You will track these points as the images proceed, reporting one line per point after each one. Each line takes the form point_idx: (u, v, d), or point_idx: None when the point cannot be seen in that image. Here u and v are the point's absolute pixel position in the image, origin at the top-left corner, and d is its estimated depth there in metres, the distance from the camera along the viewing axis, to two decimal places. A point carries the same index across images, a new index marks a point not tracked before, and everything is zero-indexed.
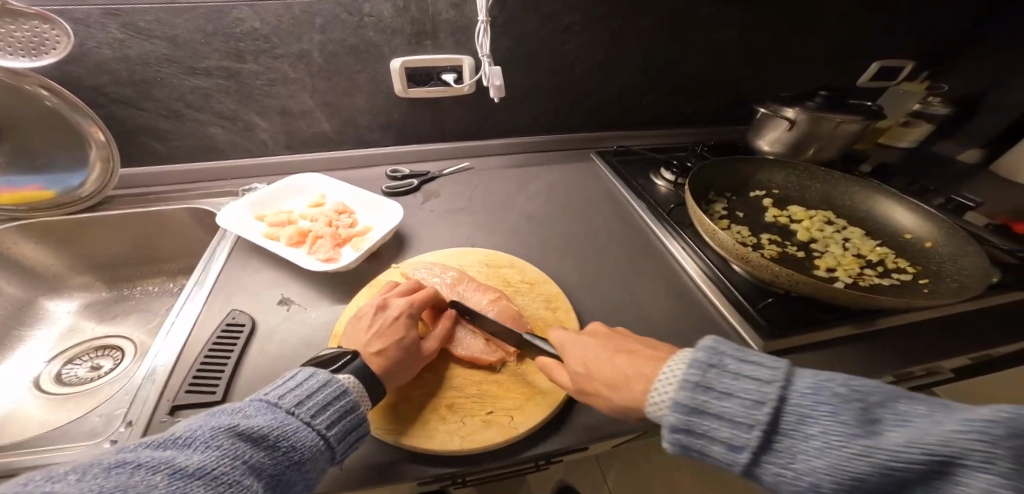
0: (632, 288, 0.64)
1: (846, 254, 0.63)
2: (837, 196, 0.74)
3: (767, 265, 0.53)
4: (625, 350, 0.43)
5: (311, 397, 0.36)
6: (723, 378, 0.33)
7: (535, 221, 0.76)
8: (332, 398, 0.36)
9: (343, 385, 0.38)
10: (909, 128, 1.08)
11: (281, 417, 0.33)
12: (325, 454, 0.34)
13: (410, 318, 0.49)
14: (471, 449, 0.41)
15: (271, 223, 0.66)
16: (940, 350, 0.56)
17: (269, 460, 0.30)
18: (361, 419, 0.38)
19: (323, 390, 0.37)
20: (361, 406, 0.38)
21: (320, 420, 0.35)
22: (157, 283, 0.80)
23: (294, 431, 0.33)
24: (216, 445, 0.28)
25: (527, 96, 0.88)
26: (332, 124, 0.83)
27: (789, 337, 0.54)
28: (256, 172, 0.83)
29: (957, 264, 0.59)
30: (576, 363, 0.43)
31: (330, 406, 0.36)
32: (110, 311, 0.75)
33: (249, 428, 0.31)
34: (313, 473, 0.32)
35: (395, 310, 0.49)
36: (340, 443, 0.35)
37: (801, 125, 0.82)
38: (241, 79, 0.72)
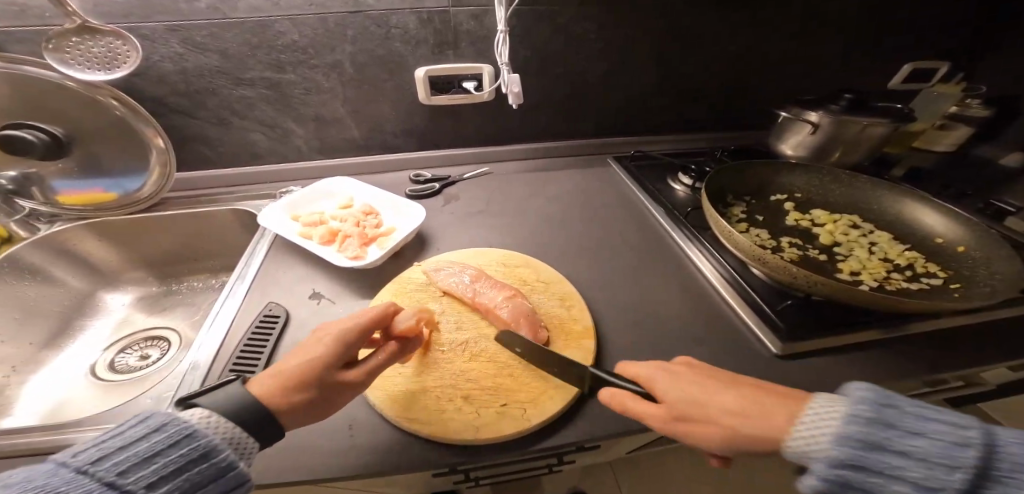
0: (647, 289, 0.64)
1: (872, 258, 0.61)
2: (863, 200, 0.72)
3: (785, 266, 0.53)
4: (711, 375, 0.39)
5: (126, 450, 0.27)
6: (898, 453, 0.29)
7: (552, 224, 0.78)
8: (162, 446, 0.28)
9: (184, 426, 0.29)
10: (947, 132, 1.01)
11: (61, 480, 0.24)
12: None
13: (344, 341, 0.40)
14: (485, 440, 0.43)
15: (305, 224, 0.71)
16: (974, 357, 0.53)
17: None
18: (215, 471, 0.28)
19: (152, 437, 0.28)
20: (215, 453, 0.29)
21: (134, 479, 0.26)
22: (199, 280, 0.86)
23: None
24: None
25: (545, 103, 0.91)
26: (361, 131, 0.88)
27: (808, 340, 0.53)
28: (290, 176, 0.89)
29: (990, 269, 0.57)
30: (670, 397, 0.38)
31: (156, 459, 0.27)
32: (157, 305, 0.81)
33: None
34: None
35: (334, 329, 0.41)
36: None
37: (824, 129, 0.81)
38: (280, 89, 0.78)
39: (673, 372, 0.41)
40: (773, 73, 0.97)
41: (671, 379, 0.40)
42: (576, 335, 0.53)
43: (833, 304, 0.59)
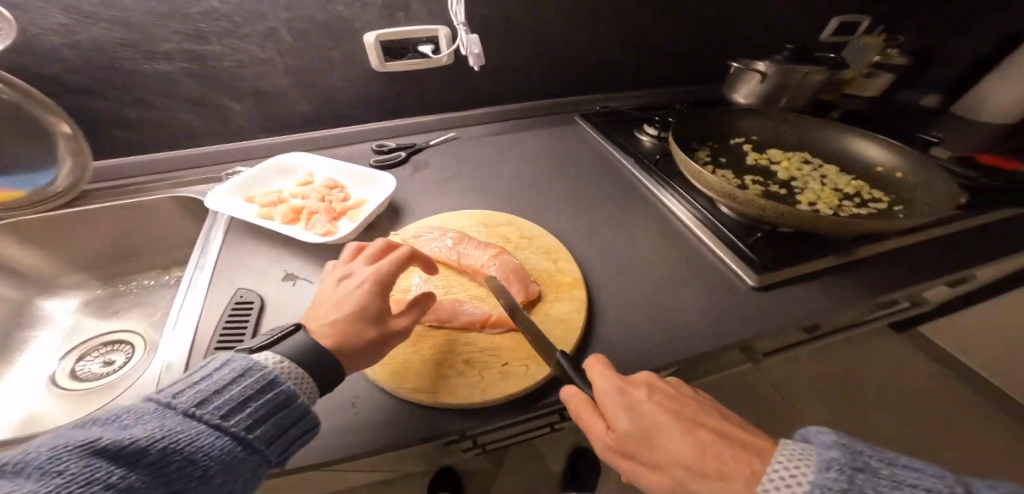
0: (626, 238, 0.66)
1: (827, 189, 0.66)
2: (812, 138, 0.77)
3: (753, 200, 0.56)
4: (641, 406, 0.36)
5: (222, 393, 0.29)
6: None
7: (529, 184, 0.77)
8: (253, 392, 0.30)
9: (267, 370, 0.32)
10: (873, 79, 1.10)
11: (175, 421, 0.26)
12: (245, 458, 0.28)
13: (376, 285, 0.43)
14: (491, 401, 0.43)
15: (262, 204, 0.66)
16: (916, 272, 0.60)
17: (147, 478, 0.23)
18: (297, 413, 0.32)
19: (241, 383, 0.30)
20: (296, 397, 0.32)
21: (235, 420, 0.28)
22: (151, 276, 0.78)
23: (195, 439, 0.26)
24: (58, 474, 0.20)
25: (508, 65, 0.88)
26: (309, 104, 0.81)
27: (782, 269, 0.57)
28: (235, 156, 0.81)
29: (924, 192, 0.64)
30: (619, 427, 0.35)
31: (252, 401, 0.30)
32: (105, 309, 0.72)
33: (118, 441, 0.23)
34: (227, 487, 0.26)
35: (355, 281, 0.44)
36: (268, 445, 0.29)
37: (772, 78, 0.85)
38: (207, 63, 0.70)
39: (614, 402, 0.36)
40: (726, 26, 0.99)
41: (625, 414, 0.35)
42: (566, 286, 0.53)
43: (799, 234, 0.63)
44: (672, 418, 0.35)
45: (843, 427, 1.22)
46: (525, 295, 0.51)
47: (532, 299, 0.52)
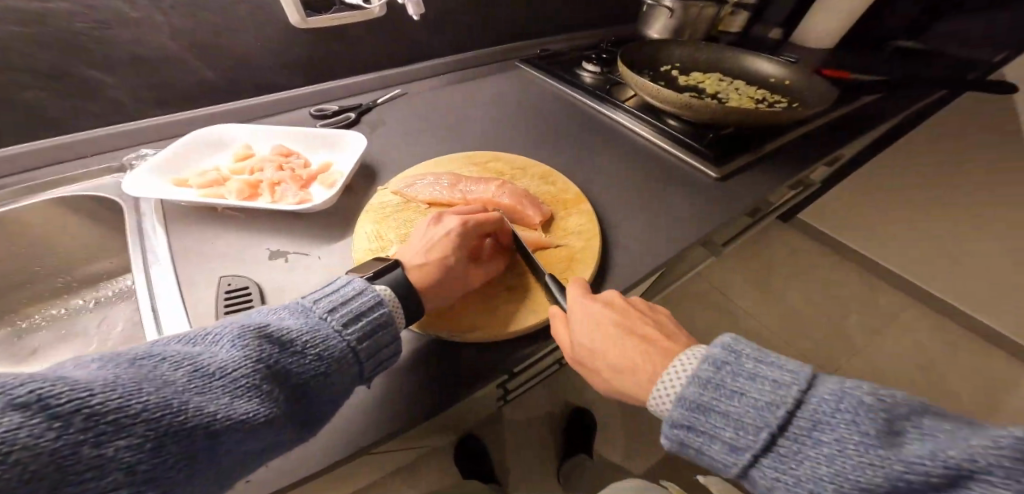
0: (600, 162, 0.71)
1: (743, 97, 0.79)
2: (721, 61, 0.90)
3: (704, 103, 0.68)
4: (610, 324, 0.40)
5: (345, 306, 0.35)
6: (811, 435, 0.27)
7: (495, 128, 0.78)
8: (366, 309, 0.36)
9: (379, 296, 0.37)
10: (735, 17, 1.28)
11: (312, 323, 0.33)
12: (353, 367, 0.33)
13: (461, 238, 0.46)
14: (546, 316, 0.45)
15: (201, 185, 0.55)
16: (816, 153, 0.76)
17: (293, 365, 0.30)
18: (394, 335, 0.37)
19: (359, 300, 0.36)
20: (395, 321, 0.37)
21: (350, 331, 0.34)
22: (59, 304, 0.63)
23: (322, 340, 0.32)
24: (240, 345, 0.28)
25: (441, 13, 0.84)
26: (216, 72, 0.68)
27: (731, 162, 0.69)
28: (130, 140, 0.65)
29: (811, 91, 0.81)
30: (579, 340, 0.40)
31: (364, 317, 0.35)
32: (11, 353, 0.58)
33: (276, 331, 0.31)
34: (336, 386, 0.32)
35: (447, 228, 0.47)
36: (368, 359, 0.34)
37: (678, 13, 0.98)
38: (47, 23, 0.53)
39: (584, 319, 0.40)
40: None
41: (597, 334, 0.39)
42: (571, 202, 0.57)
43: (736, 134, 0.75)
44: (633, 337, 0.39)
45: (758, 302, 1.55)
46: (542, 214, 0.53)
47: (546, 219, 0.54)
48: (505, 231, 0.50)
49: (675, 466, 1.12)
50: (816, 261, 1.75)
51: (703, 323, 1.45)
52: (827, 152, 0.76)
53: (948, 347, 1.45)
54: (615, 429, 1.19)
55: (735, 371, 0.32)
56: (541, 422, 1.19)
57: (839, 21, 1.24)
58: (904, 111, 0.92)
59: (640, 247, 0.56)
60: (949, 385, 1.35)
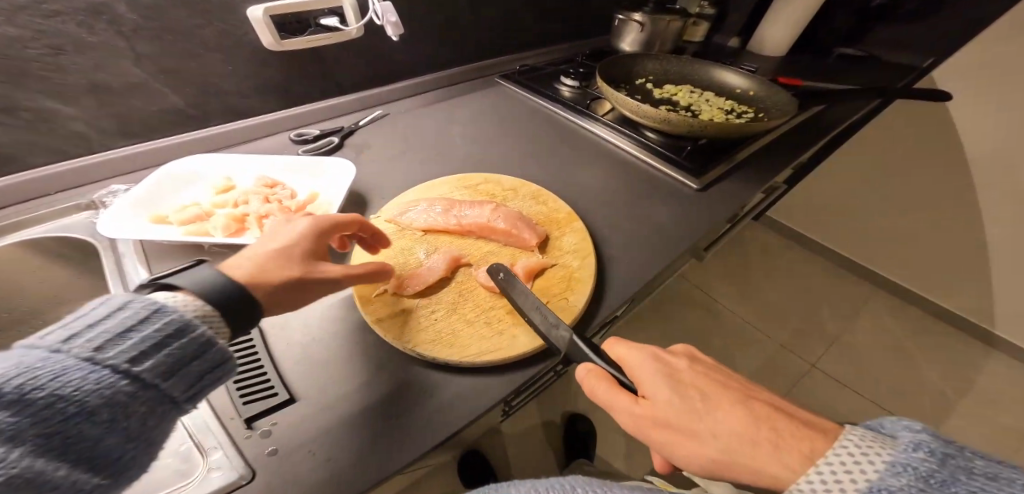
0: (585, 175, 0.74)
1: (714, 108, 0.84)
2: (691, 72, 0.95)
3: (681, 119, 0.71)
4: (696, 388, 0.36)
5: (96, 325, 0.24)
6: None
7: (482, 146, 0.79)
8: (185, 283, 0.29)
9: (198, 269, 0.31)
10: (698, 26, 1.33)
11: (29, 361, 0.21)
12: (140, 395, 0.24)
13: (313, 232, 0.40)
14: None
15: (183, 222, 0.52)
16: (783, 158, 0.82)
17: (111, 353, 0.24)
18: (199, 342, 0.27)
19: (118, 313, 0.25)
20: (229, 278, 0.31)
21: (112, 354, 0.23)
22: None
23: (141, 321, 0.26)
24: (4, 360, 0.21)
25: (419, 33, 0.85)
26: (188, 98, 0.65)
27: (709, 173, 0.73)
28: (97, 174, 0.61)
29: (774, 101, 0.86)
30: (660, 396, 0.35)
31: (135, 331, 0.25)
32: None
33: (65, 332, 0.24)
34: (192, 349, 0.27)
35: (293, 227, 0.41)
36: (166, 380, 0.25)
37: (647, 27, 1.02)
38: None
39: (649, 367, 0.38)
40: None
41: (667, 386, 0.36)
42: (564, 221, 0.59)
43: (711, 145, 0.79)
44: (717, 391, 0.35)
45: (733, 295, 1.64)
46: (537, 236, 0.54)
47: (542, 240, 0.56)
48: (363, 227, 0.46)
49: None
50: (782, 253, 1.86)
51: (684, 320, 1.52)
52: (792, 157, 0.82)
53: (902, 325, 1.60)
54: (613, 427, 1.24)
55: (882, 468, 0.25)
56: (539, 428, 1.22)
57: (791, 32, 1.33)
58: (852, 114, 1.01)
59: (632, 259, 0.58)
60: (909, 361, 1.47)
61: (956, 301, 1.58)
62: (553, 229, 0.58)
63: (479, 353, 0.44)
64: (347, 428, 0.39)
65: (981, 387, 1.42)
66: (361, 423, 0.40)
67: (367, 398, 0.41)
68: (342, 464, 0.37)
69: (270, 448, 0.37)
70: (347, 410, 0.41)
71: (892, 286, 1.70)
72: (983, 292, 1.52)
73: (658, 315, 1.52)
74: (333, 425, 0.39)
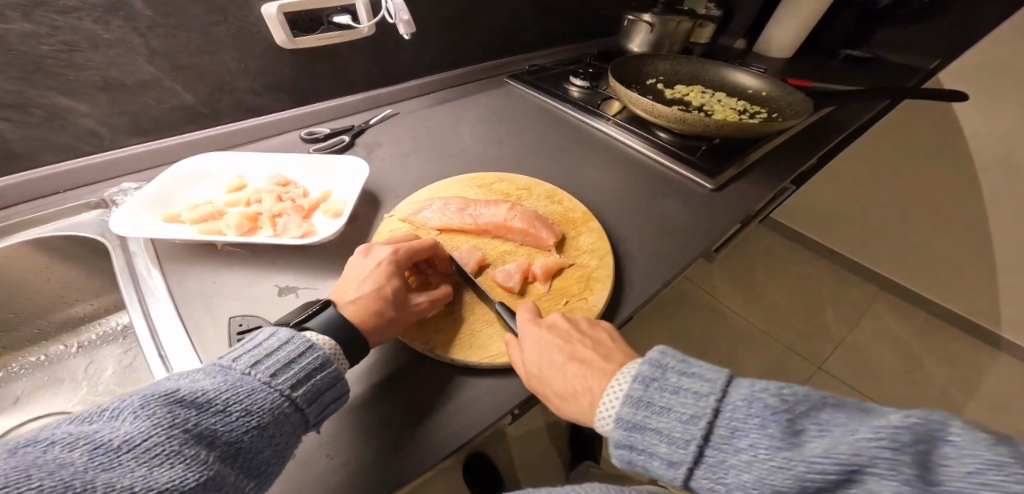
0: (596, 174, 0.73)
1: (726, 108, 0.83)
2: (701, 72, 0.95)
3: (695, 118, 0.71)
4: (553, 352, 0.40)
5: (271, 356, 0.32)
6: (737, 438, 0.28)
7: (493, 146, 0.78)
8: (295, 355, 0.33)
9: (311, 341, 0.35)
10: (704, 28, 1.33)
11: (233, 379, 0.30)
12: (293, 417, 0.31)
13: (393, 265, 0.45)
14: None
15: (196, 220, 0.52)
16: (796, 159, 0.81)
17: (220, 426, 0.27)
18: (333, 377, 0.34)
19: (286, 346, 0.33)
20: (334, 363, 0.35)
21: (281, 380, 0.31)
22: (38, 351, 0.59)
23: (249, 393, 0.29)
24: (146, 414, 0.25)
25: (430, 33, 0.84)
26: (199, 95, 0.64)
27: (723, 174, 0.72)
28: (107, 172, 0.61)
29: (787, 101, 0.85)
30: (527, 366, 0.40)
31: (295, 364, 0.33)
32: None
33: (194, 392, 0.28)
34: (279, 438, 0.29)
35: (378, 258, 0.45)
36: (309, 406, 0.32)
37: (656, 28, 1.02)
38: (4, 46, 0.47)
39: (531, 336, 0.42)
40: None
41: (528, 355, 0.41)
42: (580, 221, 0.59)
43: (724, 145, 0.79)
44: (563, 354, 0.40)
45: (738, 297, 1.63)
46: (555, 235, 0.54)
47: (559, 239, 0.55)
48: (439, 255, 0.49)
49: None
50: (786, 255, 1.86)
51: (689, 323, 1.51)
52: (805, 157, 0.82)
53: (910, 328, 1.59)
54: None
55: (750, 397, 0.29)
56: (544, 431, 1.21)
57: (797, 34, 1.33)
58: (862, 116, 1.01)
59: (650, 261, 0.57)
60: (917, 363, 1.47)
61: (963, 303, 1.57)
62: (570, 229, 0.57)
63: (503, 353, 0.44)
64: (365, 431, 0.38)
65: (989, 391, 1.41)
66: (380, 426, 0.38)
67: (385, 401, 0.40)
68: (362, 467, 0.36)
69: None
70: (364, 411, 0.40)
71: (899, 288, 1.69)
72: (991, 295, 1.50)
73: (664, 318, 1.51)
74: (351, 428, 0.38)
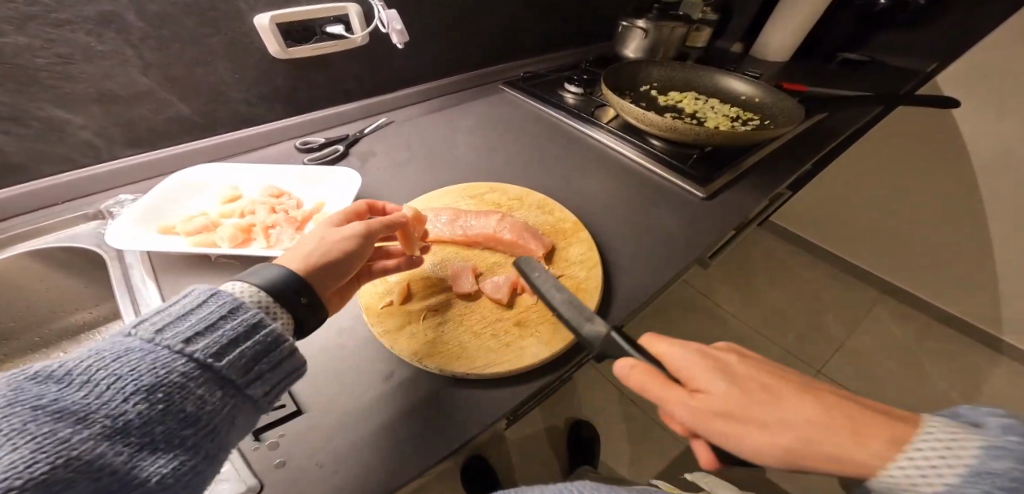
0: (589, 183, 0.74)
1: (719, 115, 0.84)
2: (695, 79, 0.95)
3: (687, 127, 0.71)
4: (759, 382, 0.35)
5: (163, 312, 0.28)
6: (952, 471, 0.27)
7: (487, 154, 0.79)
8: (196, 307, 0.28)
9: (218, 294, 0.30)
10: (702, 31, 1.31)
11: (114, 343, 0.25)
12: (201, 375, 0.26)
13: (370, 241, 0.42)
14: (560, 349, 0.46)
15: (191, 232, 0.52)
16: (789, 166, 0.81)
17: (93, 396, 0.22)
18: (246, 323, 0.29)
19: (181, 301, 0.29)
20: (245, 310, 0.30)
21: (177, 337, 0.26)
22: (40, 358, 0.60)
23: (134, 354, 0.24)
24: None
25: (425, 42, 0.85)
26: (194, 105, 0.65)
27: (715, 182, 0.72)
28: (105, 183, 0.62)
29: (779, 108, 0.86)
30: (723, 392, 0.34)
31: (193, 314, 0.28)
32: None
33: (56, 366, 0.23)
34: (185, 400, 0.24)
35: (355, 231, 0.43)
36: (220, 361, 0.27)
37: (651, 34, 1.02)
38: None
39: (692, 358, 0.37)
40: None
41: (721, 379, 0.35)
42: (570, 232, 0.59)
43: (716, 153, 0.79)
44: (780, 384, 0.35)
45: (737, 300, 1.63)
46: (544, 247, 0.54)
47: (549, 250, 0.56)
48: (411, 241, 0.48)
49: (674, 466, 1.17)
50: (785, 258, 1.86)
51: (687, 326, 1.52)
52: (798, 164, 0.82)
53: (910, 331, 1.59)
54: (618, 434, 1.24)
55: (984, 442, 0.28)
56: (544, 435, 1.21)
57: (794, 38, 1.33)
58: (857, 121, 1.01)
59: (639, 271, 0.58)
60: (916, 366, 1.46)
61: (963, 306, 1.57)
62: (560, 239, 0.58)
63: (489, 360, 0.44)
64: (353, 442, 0.39)
65: (989, 394, 1.41)
66: (368, 438, 0.39)
67: (373, 412, 0.41)
68: (349, 479, 0.36)
69: (278, 461, 0.37)
70: (352, 423, 0.40)
71: (899, 291, 1.69)
72: (991, 298, 1.50)
73: (663, 322, 1.52)
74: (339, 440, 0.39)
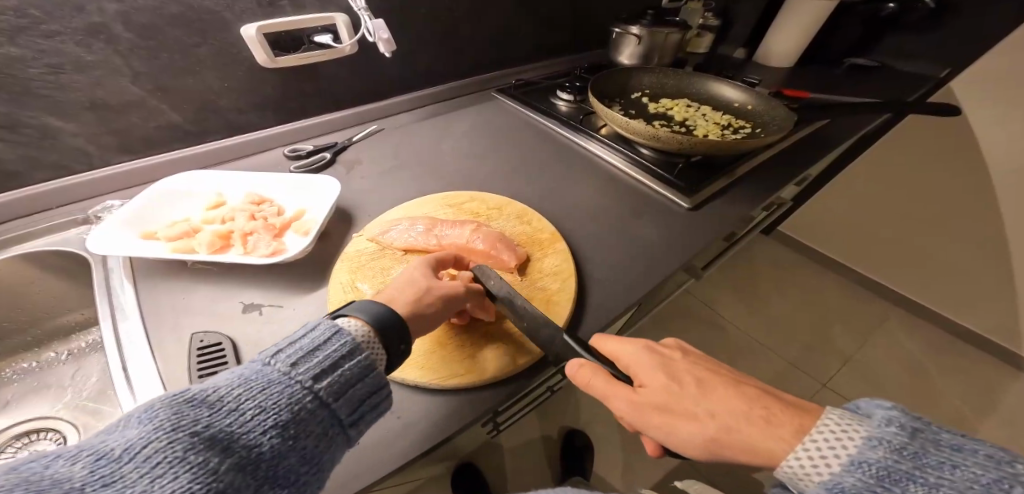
0: (574, 191, 0.73)
1: (710, 123, 0.82)
2: (688, 86, 0.94)
3: (671, 135, 0.70)
4: (687, 379, 0.39)
5: (294, 345, 0.31)
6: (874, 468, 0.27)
7: (474, 161, 0.79)
8: (319, 342, 0.32)
9: (337, 326, 0.33)
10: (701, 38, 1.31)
11: (253, 373, 0.29)
12: (317, 412, 0.28)
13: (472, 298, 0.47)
14: (524, 363, 0.46)
15: (170, 238, 0.54)
16: (782, 175, 0.79)
17: (234, 427, 0.25)
18: (361, 368, 0.32)
19: (311, 335, 0.32)
20: (360, 348, 0.33)
21: (302, 371, 0.30)
22: (31, 358, 0.62)
23: (268, 388, 0.28)
24: (152, 418, 0.24)
25: (415, 49, 0.86)
26: (185, 113, 0.67)
27: (702, 191, 0.71)
28: (97, 188, 0.63)
29: (772, 115, 0.84)
30: (657, 385, 0.38)
31: (319, 351, 0.31)
32: None
33: (207, 392, 0.27)
34: (300, 439, 0.27)
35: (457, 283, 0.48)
36: (336, 400, 0.30)
37: (645, 40, 1.01)
38: None
39: (642, 358, 0.41)
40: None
41: (661, 374, 0.39)
42: (547, 242, 0.59)
43: (704, 162, 0.78)
44: (711, 379, 0.39)
45: (741, 310, 1.59)
46: (516, 257, 0.54)
47: (522, 261, 0.55)
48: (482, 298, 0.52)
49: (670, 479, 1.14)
50: (791, 267, 1.82)
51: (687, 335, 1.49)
52: (792, 173, 0.80)
53: (922, 345, 1.53)
54: (612, 443, 1.22)
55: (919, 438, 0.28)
56: (538, 443, 1.20)
57: (798, 43, 1.30)
58: (859, 128, 0.98)
59: (617, 282, 0.57)
60: (928, 382, 1.40)
61: (979, 320, 1.50)
62: (535, 250, 0.57)
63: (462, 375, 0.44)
64: None
65: (1008, 412, 1.34)
66: None
67: None
68: None
69: None
70: None
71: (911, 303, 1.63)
72: (1009, 312, 1.43)
73: (663, 330, 1.49)
74: None
